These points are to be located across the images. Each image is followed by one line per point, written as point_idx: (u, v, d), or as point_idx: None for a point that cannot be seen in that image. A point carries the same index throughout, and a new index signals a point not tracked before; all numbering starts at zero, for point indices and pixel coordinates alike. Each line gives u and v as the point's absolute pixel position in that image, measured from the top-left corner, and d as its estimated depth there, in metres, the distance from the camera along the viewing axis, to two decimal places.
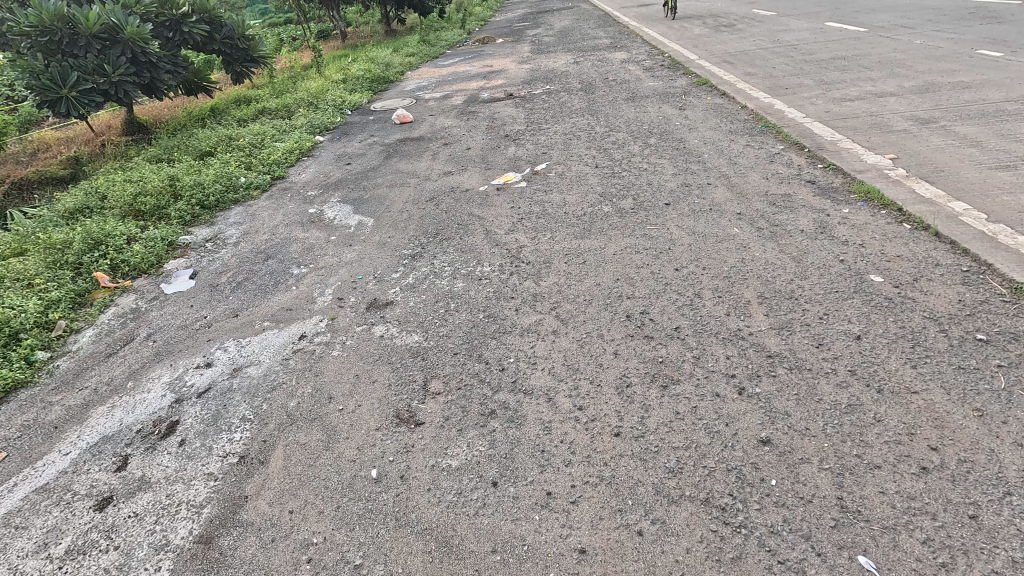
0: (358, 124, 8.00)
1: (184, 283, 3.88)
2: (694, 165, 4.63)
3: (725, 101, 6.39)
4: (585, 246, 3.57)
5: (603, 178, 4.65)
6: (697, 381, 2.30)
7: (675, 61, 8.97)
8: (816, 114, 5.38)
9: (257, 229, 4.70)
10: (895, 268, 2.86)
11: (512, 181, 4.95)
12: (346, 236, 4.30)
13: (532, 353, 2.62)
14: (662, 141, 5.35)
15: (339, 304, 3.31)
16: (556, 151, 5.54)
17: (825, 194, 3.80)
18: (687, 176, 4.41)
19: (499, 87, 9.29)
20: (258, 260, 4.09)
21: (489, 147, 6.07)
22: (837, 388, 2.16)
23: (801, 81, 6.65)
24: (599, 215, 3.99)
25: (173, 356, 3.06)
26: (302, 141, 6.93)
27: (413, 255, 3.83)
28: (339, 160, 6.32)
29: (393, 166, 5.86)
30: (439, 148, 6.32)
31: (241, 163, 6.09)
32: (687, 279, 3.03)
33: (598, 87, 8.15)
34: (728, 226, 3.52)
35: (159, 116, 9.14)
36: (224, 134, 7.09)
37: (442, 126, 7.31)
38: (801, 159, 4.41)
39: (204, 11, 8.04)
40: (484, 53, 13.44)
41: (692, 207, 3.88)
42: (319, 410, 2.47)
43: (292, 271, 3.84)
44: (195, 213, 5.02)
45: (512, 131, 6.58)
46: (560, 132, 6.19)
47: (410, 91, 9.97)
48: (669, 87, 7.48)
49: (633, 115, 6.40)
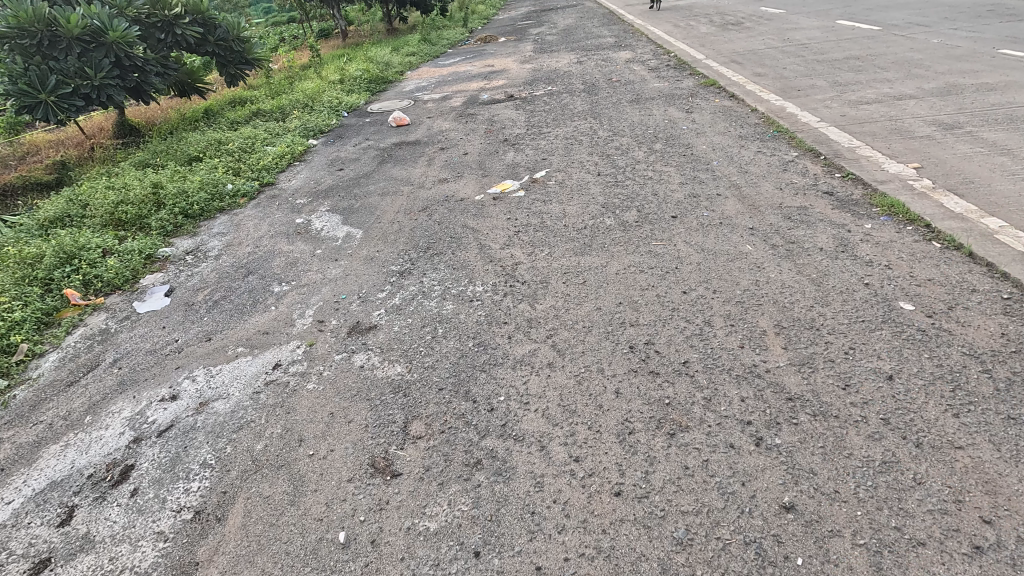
0: (354, 127, 7.76)
1: (159, 301, 3.63)
2: (702, 174, 4.36)
3: (734, 104, 6.11)
4: (586, 263, 3.31)
5: (605, 187, 4.39)
6: (708, 429, 2.04)
7: (681, 61, 8.68)
8: (831, 117, 5.10)
9: (241, 240, 4.46)
10: (927, 294, 2.59)
11: (509, 189, 4.70)
12: (332, 249, 4.05)
13: (524, 391, 2.36)
14: (668, 147, 5.07)
15: (319, 329, 3.07)
16: (557, 157, 5.29)
17: (844, 207, 3.52)
18: (695, 186, 4.15)
19: (500, 88, 9.03)
20: (238, 275, 3.85)
21: (487, 152, 5.81)
22: (869, 441, 1.90)
23: (813, 82, 6.35)
24: (601, 228, 3.73)
25: (136, 386, 2.82)
26: (294, 145, 6.71)
27: (402, 271, 3.58)
28: (332, 166, 6.08)
29: (387, 172, 5.62)
30: (435, 152, 6.07)
31: (229, 168, 5.87)
32: (696, 304, 2.77)
33: (602, 88, 7.87)
34: (740, 244, 3.25)
35: (151, 118, 8.92)
36: (214, 137, 6.86)
37: (440, 128, 7.06)
38: (816, 168, 4.14)
39: (197, 12, 7.81)
40: (486, 52, 13.18)
41: (701, 220, 3.62)
42: (288, 456, 2.22)
43: (273, 289, 3.60)
44: (178, 223, 4.80)
45: (512, 134, 6.33)
46: (561, 137, 5.92)
47: (409, 92, 9.72)
48: (676, 89, 7.19)
49: (637, 119, 6.13)
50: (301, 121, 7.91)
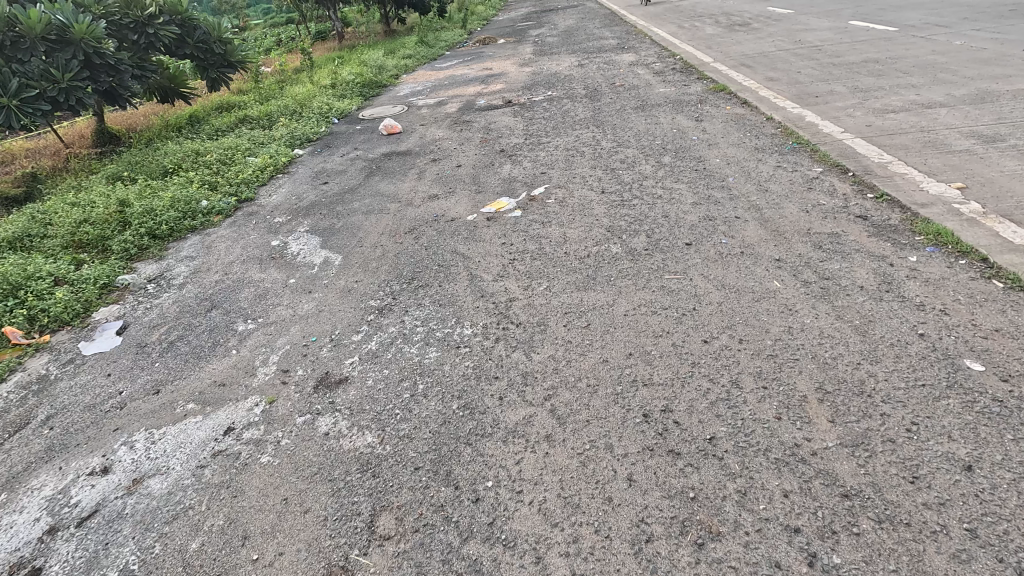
0: (344, 135, 7.36)
1: (110, 340, 3.24)
2: (716, 192, 3.95)
3: (747, 111, 5.70)
4: (590, 301, 2.90)
5: (611, 207, 3.97)
6: (747, 539, 1.63)
7: (687, 65, 8.27)
8: (855, 128, 4.69)
9: (209, 266, 4.07)
10: (997, 350, 2.18)
11: (505, 208, 4.30)
12: (307, 278, 3.65)
13: (517, 475, 1.95)
14: (678, 160, 4.66)
15: (282, 381, 2.67)
16: (556, 171, 4.88)
17: (882, 235, 3.11)
18: (709, 207, 3.74)
19: (498, 92, 8.63)
20: (200, 309, 3.44)
21: (482, 165, 5.41)
22: (956, 564, 1.48)
23: (831, 88, 5.93)
24: (606, 256, 3.33)
25: (64, 454, 2.41)
26: (277, 156, 6.32)
27: (382, 308, 3.18)
28: (317, 180, 5.68)
29: (374, 187, 5.22)
30: (427, 164, 5.67)
31: (205, 182, 5.48)
32: (720, 359, 2.36)
33: (604, 93, 7.47)
34: (768, 281, 2.84)
35: (133, 125, 8.53)
36: (192, 147, 6.45)
37: (433, 137, 6.66)
38: (845, 186, 3.74)
39: (174, 13, 7.47)
40: (484, 54, 12.83)
41: (718, 249, 3.21)
42: (226, 561, 1.81)
43: (236, 328, 3.19)
44: (143, 245, 4.40)
45: (509, 144, 5.93)
46: (561, 147, 5.52)
47: (403, 97, 9.33)
48: (683, 95, 6.78)
49: (644, 128, 5.72)
50: (288, 129, 7.52)
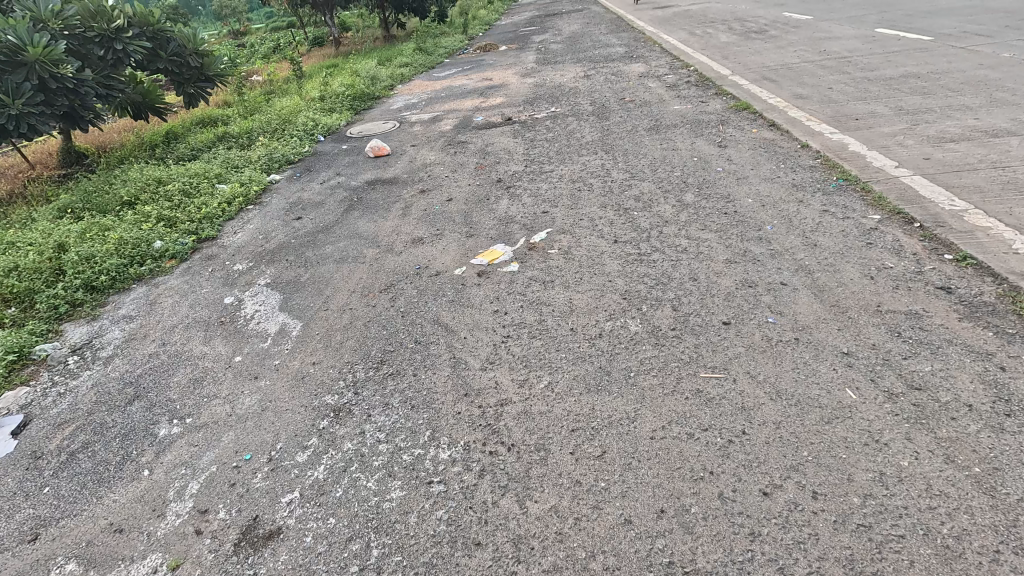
0: (327, 157, 6.72)
1: (1, 445, 2.60)
2: (753, 246, 3.29)
3: (777, 136, 5.04)
4: (605, 413, 2.24)
5: (626, 263, 3.31)
6: None
7: (704, 78, 7.62)
8: (911, 160, 4.01)
9: (148, 332, 3.42)
10: None
11: (500, 260, 3.64)
12: (257, 356, 3.00)
13: None
14: (703, 199, 4.01)
15: (196, 530, 2.01)
16: (561, 210, 4.23)
17: (978, 318, 2.44)
18: (746, 268, 3.08)
19: (498, 107, 7.99)
20: (121, 400, 2.79)
21: (476, 198, 4.76)
22: None
23: (870, 110, 5.26)
24: (622, 337, 2.67)
25: None
26: (249, 185, 5.71)
27: (340, 407, 2.52)
28: (290, 215, 5.03)
29: (353, 224, 4.58)
30: (415, 196, 5.02)
31: (162, 218, 4.86)
32: (791, 530, 1.68)
33: (613, 110, 6.81)
34: (838, 391, 2.16)
35: (104, 143, 7.92)
36: (156, 173, 5.83)
37: (424, 161, 6.02)
38: (913, 242, 3.07)
39: (145, 25, 6.82)
40: (485, 63, 12.21)
41: (764, 334, 2.55)
42: None
43: (156, 432, 2.53)
44: (78, 300, 3.78)
45: (508, 172, 5.28)
46: (567, 177, 4.88)
47: (395, 112, 8.71)
48: (701, 114, 6.12)
49: (659, 156, 5.06)
50: (266, 150, 6.89)
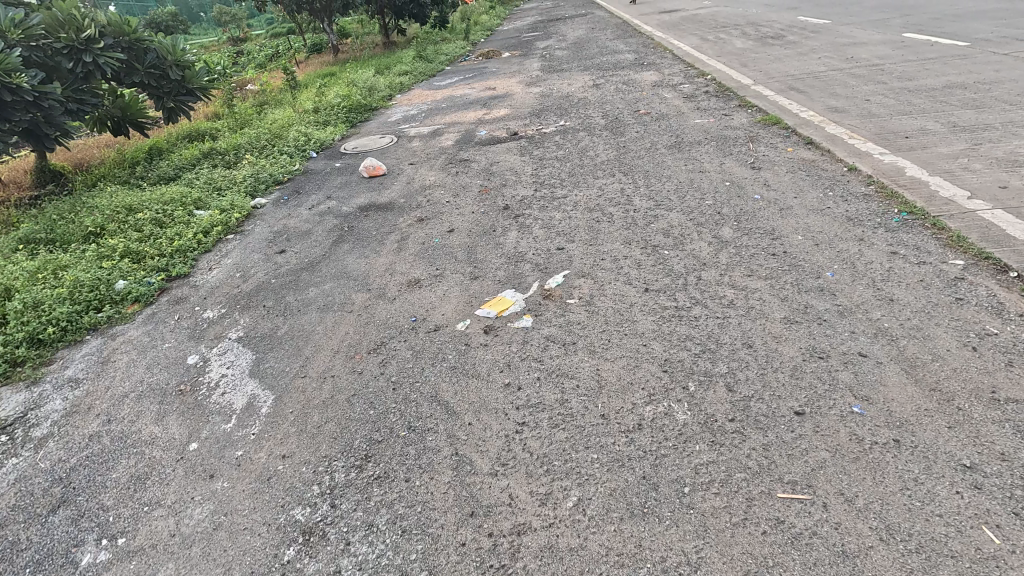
0: (319, 177, 6.21)
1: None
2: (815, 300, 2.74)
3: (818, 157, 4.51)
4: (656, 555, 1.69)
5: (662, 320, 2.77)
6: None
7: (724, 87, 7.10)
8: (986, 189, 3.47)
9: (94, 402, 2.88)
10: None
11: (510, 312, 3.09)
12: (216, 442, 2.46)
13: None
14: (744, 235, 3.47)
15: None
16: (578, 247, 3.69)
17: None
18: (811, 330, 2.54)
19: (504, 119, 7.47)
20: (43, 506, 2.24)
21: (481, 230, 4.23)
22: None
23: (919, 126, 4.72)
24: (669, 431, 2.13)
25: None
26: (231, 212, 5.20)
27: (312, 528, 1.98)
28: (272, 248, 4.51)
29: (342, 261, 4.06)
30: (413, 226, 4.50)
31: (130, 253, 4.35)
32: None
33: (628, 124, 6.28)
34: (972, 531, 1.61)
35: (82, 161, 7.41)
36: (128, 197, 5.33)
37: (423, 183, 5.49)
38: (1016, 299, 2.52)
39: (120, 35, 6.38)
40: (489, 70, 11.71)
41: (851, 432, 2.00)
42: None
43: (78, 559, 1.99)
44: (20, 358, 3.26)
45: (516, 197, 4.76)
46: (583, 205, 4.35)
47: (393, 125, 8.20)
48: (726, 129, 5.59)
49: (686, 179, 4.52)
50: (252, 169, 6.39)
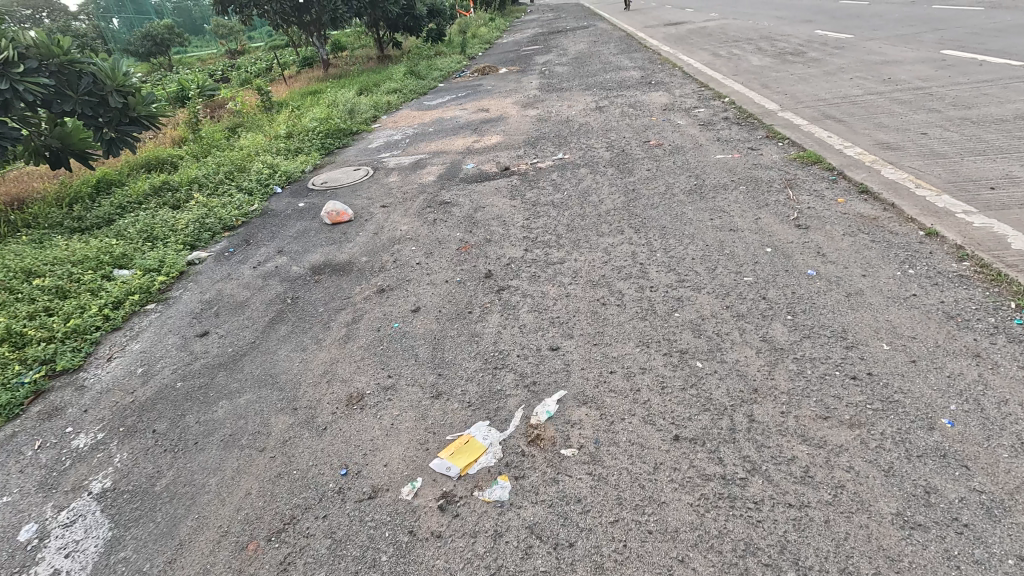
0: (275, 221, 5.29)
1: None
2: (939, 479, 1.79)
3: (881, 212, 3.59)
4: None
5: (705, 506, 1.83)
6: None
7: (747, 114, 6.21)
8: None
9: None
10: None
11: (479, 470, 2.13)
12: None
13: None
14: (804, 339, 2.55)
15: None
16: (578, 347, 2.75)
17: None
18: (948, 549, 1.59)
19: (495, 149, 6.56)
20: None
21: (454, 310, 3.29)
22: None
23: (1003, 171, 3.80)
24: None
25: None
26: (157, 273, 4.27)
27: None
28: (194, 327, 3.58)
29: (272, 355, 3.12)
30: (370, 299, 3.57)
31: (9, 339, 3.43)
32: None
33: (637, 159, 5.38)
34: None
35: (16, 197, 6.51)
36: (37, 256, 4.42)
37: (392, 234, 4.57)
38: None
39: (48, 57, 5.53)
40: (484, 88, 10.86)
41: None
42: None
43: None
44: None
45: (502, 259, 3.83)
46: (585, 276, 3.42)
47: (371, 153, 7.33)
48: (755, 168, 4.68)
49: (714, 239, 3.61)
50: (199, 211, 5.47)
